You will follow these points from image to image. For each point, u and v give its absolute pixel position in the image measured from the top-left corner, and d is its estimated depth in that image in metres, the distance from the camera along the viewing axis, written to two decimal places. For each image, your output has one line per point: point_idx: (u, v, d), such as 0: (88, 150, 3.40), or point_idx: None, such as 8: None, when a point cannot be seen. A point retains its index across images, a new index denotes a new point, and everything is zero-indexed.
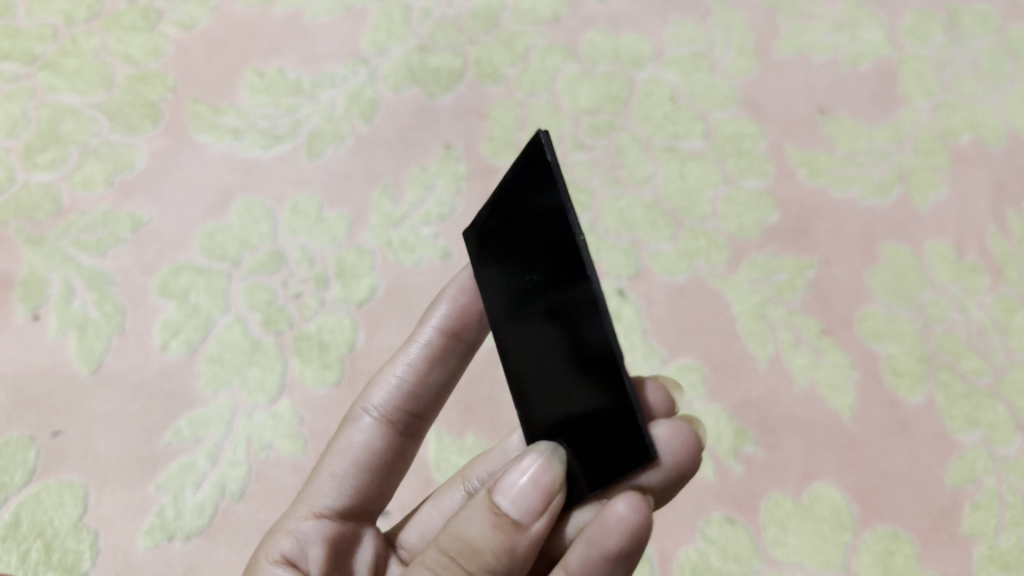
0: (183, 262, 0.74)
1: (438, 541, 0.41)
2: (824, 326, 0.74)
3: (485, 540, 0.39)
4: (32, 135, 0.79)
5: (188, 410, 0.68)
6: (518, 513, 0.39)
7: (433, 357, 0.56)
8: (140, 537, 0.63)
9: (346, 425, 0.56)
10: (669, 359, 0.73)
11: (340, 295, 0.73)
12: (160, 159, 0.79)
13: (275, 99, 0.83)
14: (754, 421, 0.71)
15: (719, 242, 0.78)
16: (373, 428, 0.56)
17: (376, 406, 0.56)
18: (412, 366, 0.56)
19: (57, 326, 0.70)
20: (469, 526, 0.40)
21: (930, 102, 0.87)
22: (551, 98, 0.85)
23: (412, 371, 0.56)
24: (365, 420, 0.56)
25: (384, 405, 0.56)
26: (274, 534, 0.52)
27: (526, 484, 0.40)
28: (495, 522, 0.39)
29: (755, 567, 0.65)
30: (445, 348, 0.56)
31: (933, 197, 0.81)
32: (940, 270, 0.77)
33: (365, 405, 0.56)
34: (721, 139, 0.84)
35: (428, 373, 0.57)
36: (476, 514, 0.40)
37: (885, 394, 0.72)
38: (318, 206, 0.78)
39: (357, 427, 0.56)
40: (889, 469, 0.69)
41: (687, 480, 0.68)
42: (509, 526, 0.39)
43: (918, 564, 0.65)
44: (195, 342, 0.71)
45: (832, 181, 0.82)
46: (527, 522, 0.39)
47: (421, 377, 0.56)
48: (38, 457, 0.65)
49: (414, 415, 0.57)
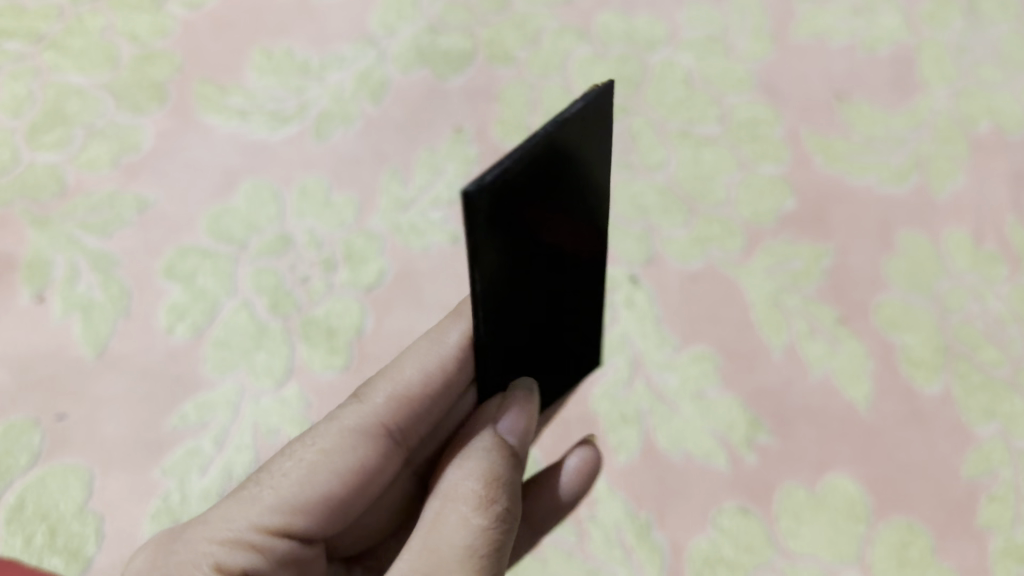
0: (189, 245, 0.73)
1: (470, 490, 0.47)
2: (841, 314, 0.73)
3: (513, 480, 0.49)
4: (38, 115, 0.78)
5: (194, 395, 0.67)
6: (520, 448, 0.51)
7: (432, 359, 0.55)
8: (146, 521, 0.62)
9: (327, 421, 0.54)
10: (682, 347, 0.72)
11: (348, 280, 0.72)
12: (167, 140, 0.78)
13: (283, 80, 0.82)
14: (769, 411, 0.69)
15: (733, 229, 0.77)
16: (369, 440, 0.53)
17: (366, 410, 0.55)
18: (415, 373, 0.55)
19: (62, 308, 0.69)
20: (503, 471, 0.49)
21: (949, 89, 0.85)
22: (563, 81, 0.84)
23: (413, 373, 0.55)
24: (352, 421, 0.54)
25: (374, 408, 0.55)
26: (220, 536, 0.48)
27: (525, 417, 0.50)
28: (512, 459, 0.50)
29: (767, 558, 0.64)
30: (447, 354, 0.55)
31: (951, 185, 0.80)
32: (958, 258, 0.76)
33: (353, 408, 0.55)
34: (736, 124, 0.83)
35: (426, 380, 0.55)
36: (498, 459, 0.49)
37: (902, 383, 0.70)
38: (326, 188, 0.77)
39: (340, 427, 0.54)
40: (905, 460, 0.68)
41: (700, 470, 0.67)
42: (516, 460, 0.50)
43: (933, 556, 0.64)
44: (202, 326, 0.69)
45: (850, 168, 0.80)
46: (519, 455, 0.51)
47: (422, 378, 0.55)
48: (43, 440, 0.64)
49: (408, 434, 0.56)
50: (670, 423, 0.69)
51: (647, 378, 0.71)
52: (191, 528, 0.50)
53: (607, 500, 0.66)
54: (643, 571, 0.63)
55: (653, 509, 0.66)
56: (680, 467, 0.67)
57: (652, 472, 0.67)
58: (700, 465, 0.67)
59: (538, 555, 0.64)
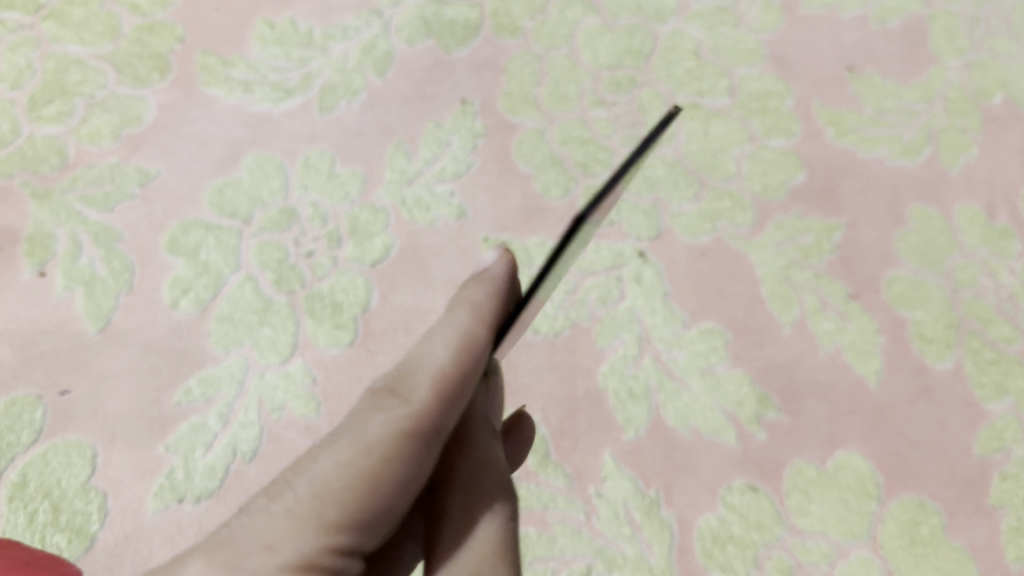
0: (192, 218, 0.72)
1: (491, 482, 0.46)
2: (851, 291, 0.73)
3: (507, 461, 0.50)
4: (38, 87, 0.77)
5: (199, 370, 0.66)
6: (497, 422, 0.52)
7: (472, 333, 0.43)
8: (150, 498, 0.62)
9: (355, 411, 0.43)
10: (690, 323, 0.71)
11: (353, 255, 0.71)
12: (169, 113, 0.77)
13: (286, 51, 0.80)
14: (778, 387, 0.69)
15: (743, 203, 0.76)
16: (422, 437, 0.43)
17: (397, 409, 0.42)
18: (450, 358, 0.43)
19: (64, 283, 0.68)
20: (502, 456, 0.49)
21: (962, 61, 0.84)
22: (571, 52, 0.83)
23: (449, 358, 0.43)
24: (382, 423, 0.42)
25: (410, 407, 0.42)
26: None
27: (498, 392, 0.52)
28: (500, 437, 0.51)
29: (777, 536, 0.64)
30: (486, 330, 0.44)
31: (964, 158, 0.79)
32: (970, 233, 0.75)
33: (379, 404, 0.43)
34: (747, 96, 0.81)
35: (466, 368, 0.43)
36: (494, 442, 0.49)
37: (913, 359, 0.70)
38: (330, 161, 0.76)
39: (372, 428, 0.42)
40: (915, 437, 0.68)
41: (708, 446, 0.66)
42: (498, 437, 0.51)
43: (944, 534, 0.64)
44: (206, 300, 0.69)
45: (860, 141, 0.79)
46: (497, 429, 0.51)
47: (462, 366, 0.43)
48: (45, 417, 0.64)
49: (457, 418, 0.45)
50: (678, 399, 0.68)
51: (655, 354, 0.69)
52: (224, 547, 0.40)
53: (615, 477, 0.65)
54: (652, 549, 0.63)
55: (661, 487, 0.65)
56: (688, 443, 0.67)
57: (659, 449, 0.66)
58: (708, 441, 0.67)
59: (546, 532, 0.63)
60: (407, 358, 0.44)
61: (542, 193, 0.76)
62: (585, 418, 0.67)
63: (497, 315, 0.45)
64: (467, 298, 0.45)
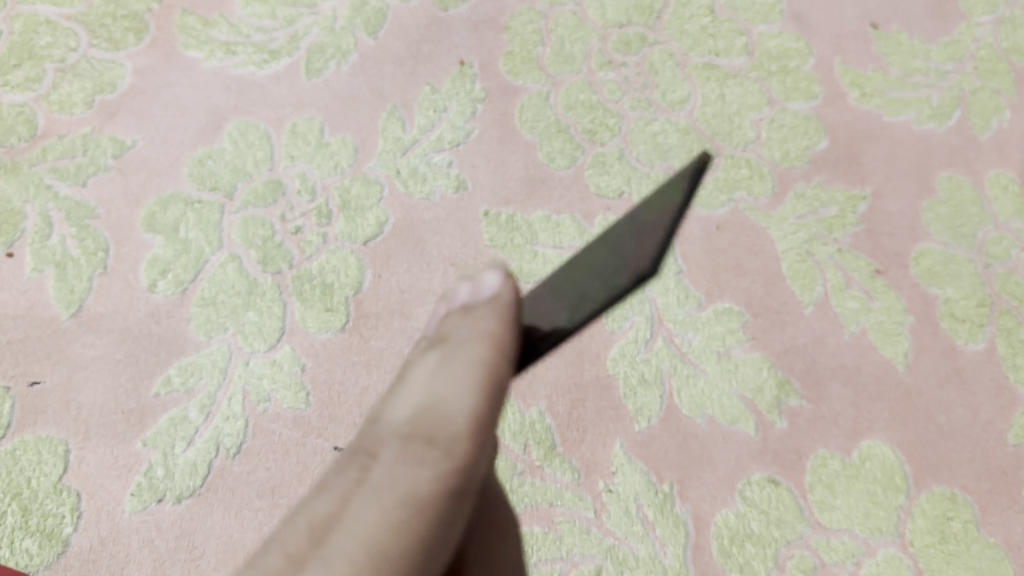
0: (171, 192, 0.67)
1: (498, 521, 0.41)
2: (877, 266, 0.68)
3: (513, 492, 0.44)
4: (3, 50, 0.71)
5: (179, 358, 0.62)
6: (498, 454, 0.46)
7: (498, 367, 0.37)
8: (128, 499, 0.58)
9: (378, 467, 0.37)
10: (705, 304, 0.66)
11: (345, 232, 0.66)
12: (146, 77, 0.71)
13: (271, 9, 0.74)
14: (799, 371, 0.64)
15: (762, 172, 0.71)
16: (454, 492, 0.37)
17: (438, 461, 0.36)
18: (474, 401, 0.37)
19: (33, 264, 0.64)
20: None
21: (993, 17, 0.78)
22: (578, 8, 0.77)
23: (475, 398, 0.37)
24: (424, 477, 0.36)
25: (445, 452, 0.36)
26: None
27: None
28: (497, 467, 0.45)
29: (800, 533, 0.60)
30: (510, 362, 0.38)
31: (996, 122, 0.74)
32: (1002, 204, 0.71)
33: (410, 457, 0.36)
34: (765, 56, 0.76)
35: (493, 409, 0.37)
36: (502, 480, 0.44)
37: (942, 341, 0.66)
38: (319, 129, 0.70)
39: (415, 484, 0.36)
40: (944, 424, 0.64)
41: (726, 437, 0.62)
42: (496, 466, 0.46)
43: (976, 530, 0.61)
44: (186, 282, 0.64)
45: (886, 104, 0.74)
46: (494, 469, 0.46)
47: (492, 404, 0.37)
48: (14, 410, 0.59)
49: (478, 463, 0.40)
50: (692, 385, 0.63)
51: (668, 336, 0.64)
52: None
53: (625, 471, 0.61)
54: (666, 549, 0.59)
55: (675, 481, 0.61)
56: (705, 433, 0.62)
57: (673, 441, 0.62)
58: (726, 431, 0.62)
59: (552, 531, 0.59)
60: (425, 397, 0.38)
61: (547, 162, 0.71)
62: (593, 407, 0.62)
63: (516, 345, 0.37)
64: (478, 333, 0.38)
